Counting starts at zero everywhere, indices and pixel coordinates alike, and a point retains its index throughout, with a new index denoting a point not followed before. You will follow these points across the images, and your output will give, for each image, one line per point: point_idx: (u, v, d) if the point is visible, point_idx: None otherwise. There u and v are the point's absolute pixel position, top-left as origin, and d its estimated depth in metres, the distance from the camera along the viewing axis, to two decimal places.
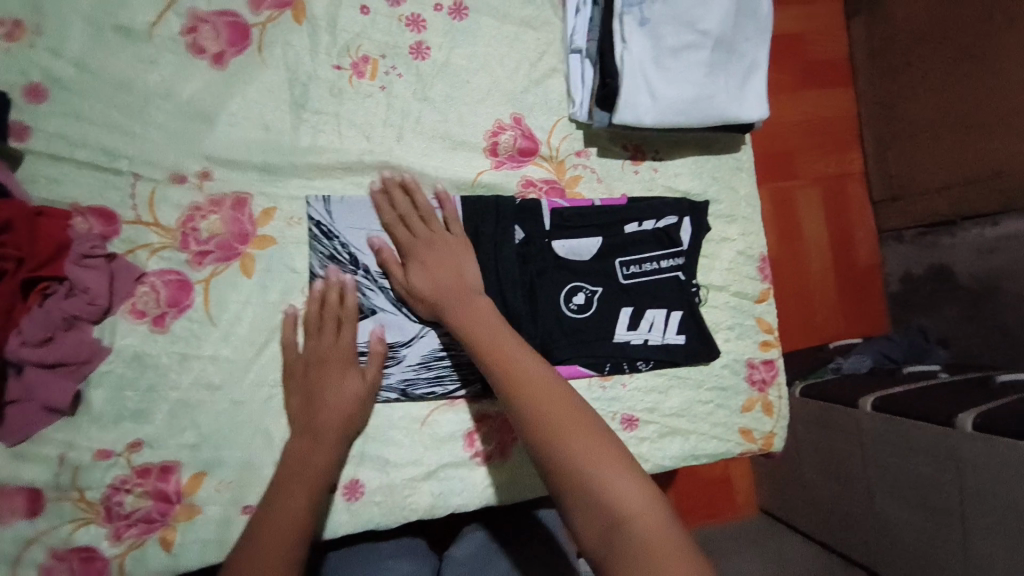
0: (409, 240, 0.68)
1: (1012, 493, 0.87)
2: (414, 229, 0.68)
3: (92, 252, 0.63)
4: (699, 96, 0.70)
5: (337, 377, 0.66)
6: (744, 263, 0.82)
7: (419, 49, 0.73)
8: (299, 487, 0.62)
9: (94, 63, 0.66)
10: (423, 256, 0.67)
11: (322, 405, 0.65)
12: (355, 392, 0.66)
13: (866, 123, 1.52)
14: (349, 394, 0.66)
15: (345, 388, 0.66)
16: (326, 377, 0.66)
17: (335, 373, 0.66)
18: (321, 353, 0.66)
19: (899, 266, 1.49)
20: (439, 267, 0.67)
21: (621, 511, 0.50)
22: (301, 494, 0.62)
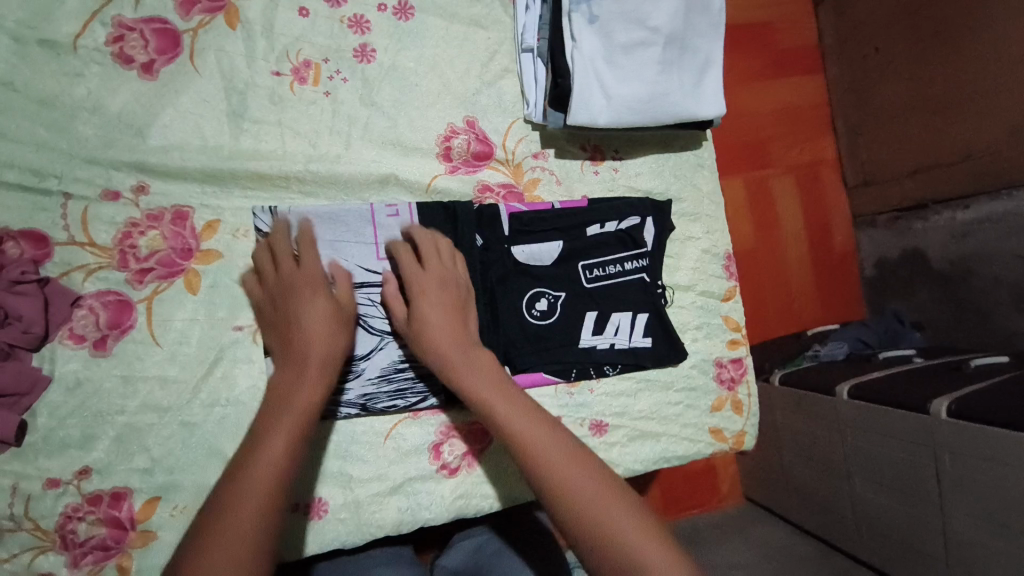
0: (419, 272, 0.65)
1: (991, 478, 0.88)
2: (425, 261, 0.66)
3: (23, 277, 0.60)
4: (654, 94, 0.69)
5: (299, 301, 0.62)
6: (710, 261, 0.81)
7: (363, 52, 0.71)
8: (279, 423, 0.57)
9: (14, 77, 0.62)
10: (431, 291, 0.64)
11: (297, 330, 0.61)
12: (322, 311, 0.62)
13: (837, 110, 1.51)
14: (322, 316, 0.61)
15: (308, 313, 0.61)
16: (294, 300, 0.62)
17: (299, 294, 0.62)
18: (285, 283, 0.62)
19: (874, 252, 1.49)
20: (447, 306, 0.64)
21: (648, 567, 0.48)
22: (278, 436, 0.57)
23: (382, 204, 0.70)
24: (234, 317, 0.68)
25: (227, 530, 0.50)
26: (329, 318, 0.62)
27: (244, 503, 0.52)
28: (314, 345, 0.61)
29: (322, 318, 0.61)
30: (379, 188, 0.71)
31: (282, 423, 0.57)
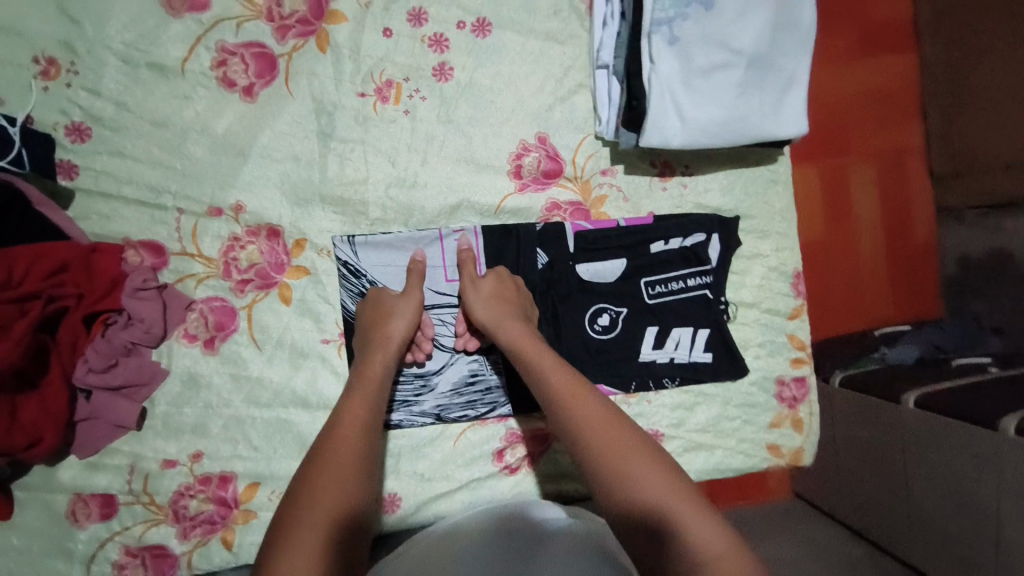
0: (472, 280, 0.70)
1: None
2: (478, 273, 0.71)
3: (144, 284, 0.68)
4: (731, 118, 0.68)
5: (388, 313, 0.68)
6: (776, 279, 0.80)
7: (441, 70, 0.73)
8: (359, 398, 0.62)
9: (131, 101, 0.69)
10: (486, 291, 0.69)
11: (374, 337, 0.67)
12: (406, 328, 0.67)
13: (929, 91, 1.36)
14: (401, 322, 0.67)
15: (394, 324, 0.67)
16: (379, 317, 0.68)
17: (389, 309, 0.68)
18: (381, 300, 0.69)
19: (956, 249, 1.36)
20: (501, 301, 0.68)
21: (712, 565, 0.49)
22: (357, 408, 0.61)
23: (449, 229, 0.73)
24: (320, 328, 0.73)
25: (331, 461, 0.56)
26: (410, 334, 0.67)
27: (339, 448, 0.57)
28: (389, 343, 0.66)
29: (401, 331, 0.67)
30: (448, 215, 0.74)
31: (360, 399, 0.62)
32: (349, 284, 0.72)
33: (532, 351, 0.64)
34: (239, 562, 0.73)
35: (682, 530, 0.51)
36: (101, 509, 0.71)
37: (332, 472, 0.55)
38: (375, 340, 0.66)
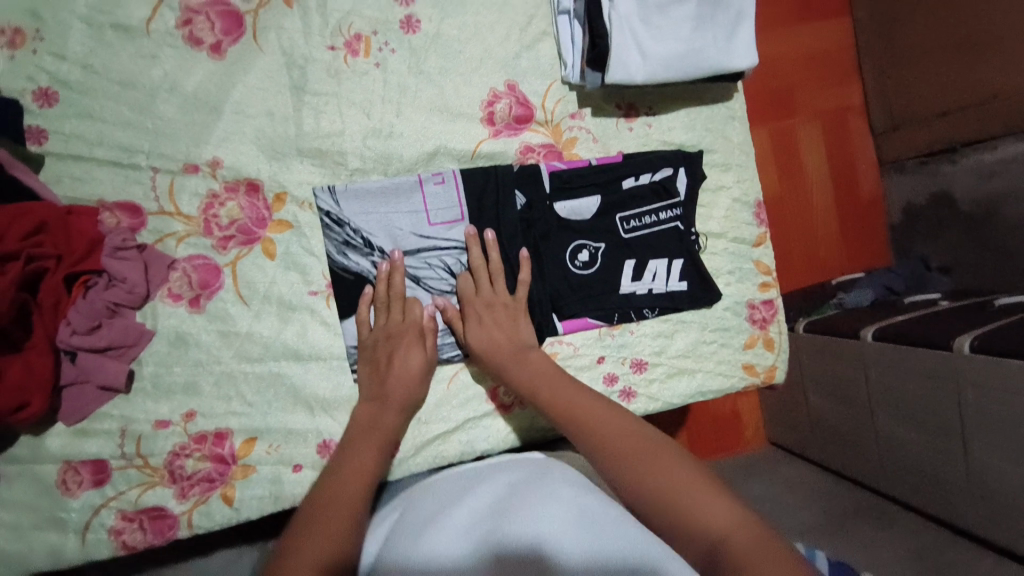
0: (473, 298, 0.75)
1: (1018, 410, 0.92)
2: (479, 285, 0.75)
3: (124, 244, 0.68)
4: (688, 50, 0.73)
5: (398, 346, 0.72)
6: (739, 209, 0.85)
7: (409, 23, 0.75)
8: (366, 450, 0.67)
9: (98, 62, 0.69)
10: (483, 316, 0.74)
11: (390, 375, 0.72)
12: (412, 363, 0.72)
13: (865, 54, 1.52)
14: (411, 364, 0.72)
15: (406, 354, 0.72)
16: (395, 352, 0.72)
17: (401, 343, 0.73)
18: (387, 336, 0.73)
19: (902, 198, 1.52)
20: (497, 327, 0.74)
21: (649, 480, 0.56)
22: (365, 453, 0.67)
23: (428, 174, 0.76)
24: (306, 279, 0.75)
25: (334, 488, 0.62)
26: (421, 368, 0.73)
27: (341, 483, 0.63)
28: (401, 375, 0.72)
29: (412, 366, 0.72)
30: (427, 162, 0.76)
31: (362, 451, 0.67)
32: (333, 233, 0.74)
33: (531, 372, 0.71)
34: (239, 518, 0.73)
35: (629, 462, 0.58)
36: (93, 476, 0.70)
37: (338, 492, 0.61)
38: (388, 381, 0.72)
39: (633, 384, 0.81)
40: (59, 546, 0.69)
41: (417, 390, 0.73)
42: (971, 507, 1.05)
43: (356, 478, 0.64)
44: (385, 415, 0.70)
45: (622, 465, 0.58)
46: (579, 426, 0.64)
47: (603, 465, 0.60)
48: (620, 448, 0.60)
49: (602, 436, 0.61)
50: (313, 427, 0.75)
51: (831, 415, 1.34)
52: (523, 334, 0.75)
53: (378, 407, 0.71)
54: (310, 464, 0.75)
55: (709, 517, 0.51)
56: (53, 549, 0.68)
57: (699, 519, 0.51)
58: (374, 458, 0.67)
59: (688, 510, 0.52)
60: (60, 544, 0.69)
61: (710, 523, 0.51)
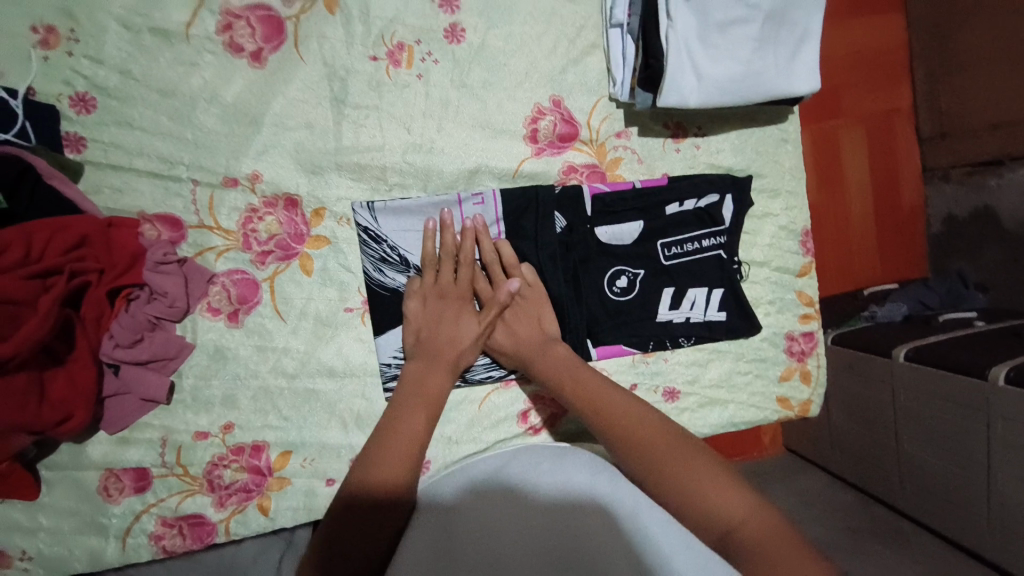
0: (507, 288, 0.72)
1: None
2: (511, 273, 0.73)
3: (166, 259, 0.67)
4: (747, 73, 0.69)
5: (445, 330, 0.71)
6: (786, 238, 0.82)
7: (454, 33, 0.72)
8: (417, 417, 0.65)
9: (136, 69, 0.67)
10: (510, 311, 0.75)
11: (437, 335, 0.71)
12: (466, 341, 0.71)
13: (917, 55, 1.45)
14: (461, 332, 0.71)
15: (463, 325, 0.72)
16: (442, 315, 0.72)
17: (450, 324, 0.71)
18: (440, 296, 0.72)
19: (943, 209, 1.46)
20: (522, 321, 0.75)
21: (624, 429, 0.62)
22: (416, 425, 0.64)
23: (467, 193, 0.73)
24: (343, 296, 0.74)
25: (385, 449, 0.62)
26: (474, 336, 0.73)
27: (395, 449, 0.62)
28: (444, 352, 0.70)
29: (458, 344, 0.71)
30: (467, 179, 0.74)
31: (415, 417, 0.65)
32: (370, 249, 0.73)
33: (550, 361, 0.71)
34: (273, 527, 0.75)
35: (609, 417, 0.63)
36: (135, 483, 0.72)
37: (386, 476, 0.59)
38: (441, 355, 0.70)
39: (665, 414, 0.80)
40: (98, 550, 0.72)
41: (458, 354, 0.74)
42: (986, 539, 1.04)
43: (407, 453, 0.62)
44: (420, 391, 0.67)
45: (648, 466, 0.58)
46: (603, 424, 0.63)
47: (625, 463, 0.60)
48: (646, 442, 0.60)
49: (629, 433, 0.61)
50: (345, 443, 0.76)
51: (852, 431, 1.34)
52: (545, 328, 0.74)
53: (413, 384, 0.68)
54: (343, 478, 0.76)
55: (730, 513, 0.52)
56: (93, 552, 0.72)
57: (721, 512, 0.53)
58: (421, 430, 0.64)
59: (702, 510, 0.53)
60: (100, 549, 0.72)
61: (731, 520, 0.52)
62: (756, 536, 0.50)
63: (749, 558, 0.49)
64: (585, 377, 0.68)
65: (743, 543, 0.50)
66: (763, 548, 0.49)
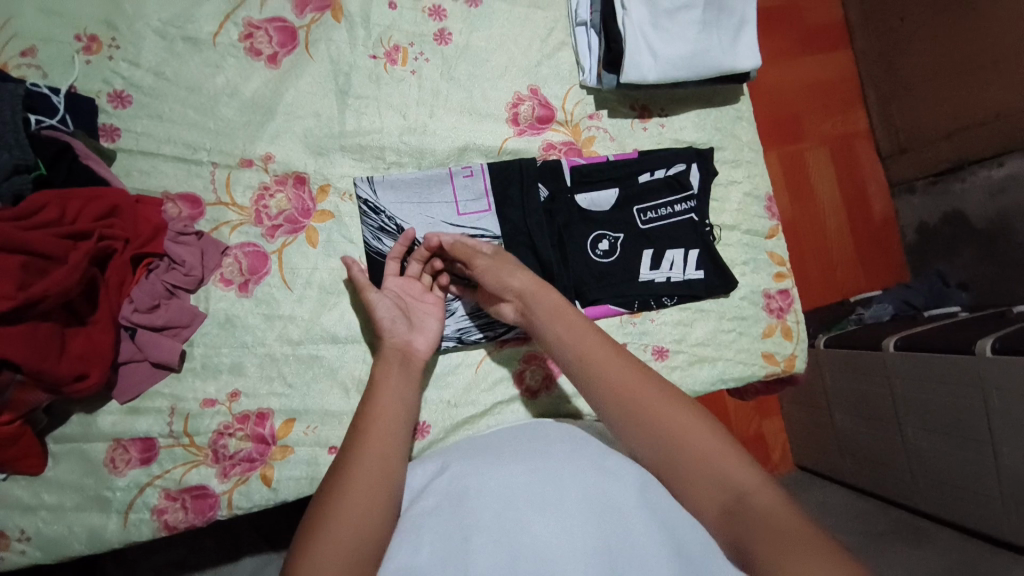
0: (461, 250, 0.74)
1: None
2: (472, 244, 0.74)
3: (185, 230, 0.74)
4: (696, 51, 0.80)
5: (384, 373, 0.68)
6: (752, 203, 0.91)
7: (442, 36, 0.83)
8: (384, 414, 0.63)
9: (167, 70, 0.76)
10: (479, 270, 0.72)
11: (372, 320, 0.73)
12: (403, 381, 0.68)
13: (866, 84, 1.60)
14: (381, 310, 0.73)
15: (378, 310, 0.72)
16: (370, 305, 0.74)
17: (387, 365, 0.69)
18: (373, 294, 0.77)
19: (913, 218, 1.55)
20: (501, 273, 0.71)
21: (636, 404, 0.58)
22: (385, 416, 0.63)
23: (458, 167, 0.82)
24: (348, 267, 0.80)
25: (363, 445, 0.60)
26: (396, 311, 0.73)
27: (371, 442, 0.60)
28: (388, 396, 0.65)
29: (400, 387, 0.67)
30: (457, 156, 0.83)
31: (387, 412, 0.64)
32: (369, 220, 0.80)
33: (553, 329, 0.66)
34: (277, 499, 0.75)
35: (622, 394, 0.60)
36: (141, 454, 0.73)
37: (360, 467, 0.57)
38: (383, 350, 0.71)
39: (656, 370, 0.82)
40: (100, 527, 0.71)
41: (416, 336, 0.73)
42: (1004, 517, 1.01)
43: (371, 500, 0.55)
44: (374, 442, 0.60)
45: (659, 434, 0.57)
46: (613, 385, 0.60)
47: (632, 429, 0.58)
48: (659, 417, 0.57)
49: (642, 398, 0.59)
50: (349, 409, 0.78)
51: (855, 431, 1.33)
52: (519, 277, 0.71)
53: (363, 432, 0.61)
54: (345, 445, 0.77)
55: (739, 482, 0.52)
56: (93, 530, 0.70)
57: (733, 484, 0.53)
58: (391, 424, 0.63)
59: (710, 484, 0.53)
60: (101, 526, 0.71)
61: (741, 487, 0.52)
62: (765, 508, 0.50)
63: (758, 521, 0.49)
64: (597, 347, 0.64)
65: (751, 510, 0.50)
66: (773, 516, 0.49)
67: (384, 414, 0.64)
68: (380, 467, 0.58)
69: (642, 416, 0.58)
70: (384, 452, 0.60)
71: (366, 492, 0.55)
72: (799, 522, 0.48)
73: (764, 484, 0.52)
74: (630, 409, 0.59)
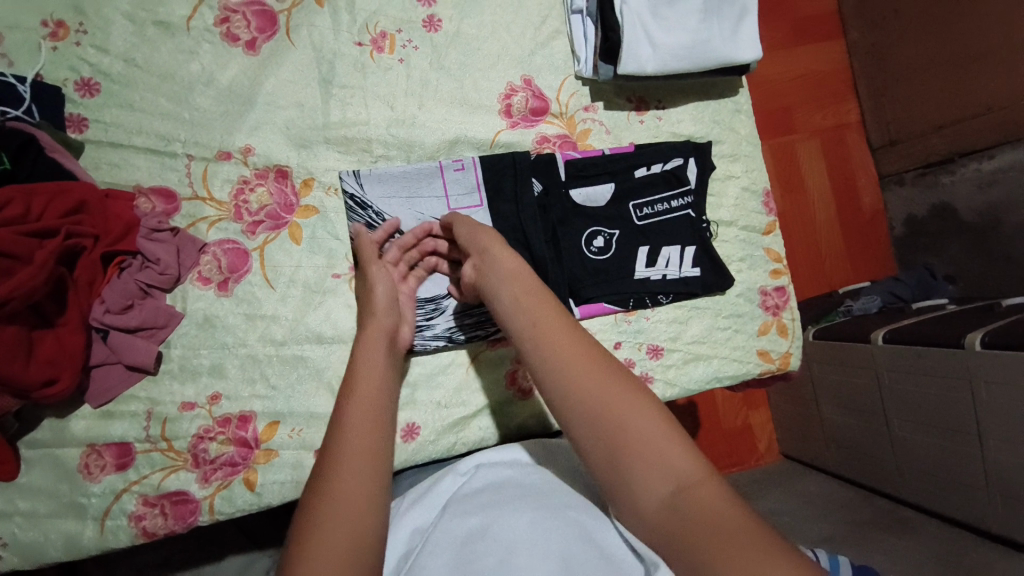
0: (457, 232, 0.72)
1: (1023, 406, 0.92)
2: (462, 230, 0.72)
3: (159, 226, 0.70)
4: (695, 41, 0.78)
5: (374, 365, 0.65)
6: (749, 198, 0.89)
7: (431, 22, 0.80)
8: (374, 416, 0.60)
9: (138, 56, 0.72)
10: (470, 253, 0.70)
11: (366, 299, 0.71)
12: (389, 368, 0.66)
13: (859, 76, 1.58)
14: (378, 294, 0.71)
15: (376, 288, 0.71)
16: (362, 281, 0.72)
17: (373, 348, 0.66)
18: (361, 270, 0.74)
19: (903, 211, 1.55)
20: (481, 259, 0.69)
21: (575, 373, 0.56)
22: (375, 416, 0.60)
23: (448, 160, 0.79)
24: (332, 265, 0.77)
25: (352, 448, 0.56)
26: (393, 293, 0.72)
27: (362, 444, 0.57)
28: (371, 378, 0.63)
29: (386, 378, 0.64)
30: (447, 149, 0.80)
31: (376, 411, 0.60)
32: (356, 215, 0.76)
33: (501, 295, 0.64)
34: (260, 504, 0.73)
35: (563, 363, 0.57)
36: (117, 460, 0.70)
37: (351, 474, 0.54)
38: (368, 331, 0.68)
39: (650, 370, 0.81)
40: (76, 534, 0.68)
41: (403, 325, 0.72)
42: (991, 510, 1.02)
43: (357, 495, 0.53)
44: (364, 444, 0.57)
45: (596, 419, 0.54)
46: (553, 360, 0.57)
47: (573, 416, 0.55)
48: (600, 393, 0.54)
49: (588, 386, 0.55)
50: (335, 411, 0.76)
51: (843, 424, 1.33)
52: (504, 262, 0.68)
53: (351, 431, 0.58)
54: None
55: (681, 475, 0.50)
56: (69, 537, 0.68)
57: (675, 474, 0.50)
58: (382, 425, 0.59)
59: (648, 481, 0.50)
60: (77, 532, 0.68)
61: (684, 481, 0.49)
62: (705, 505, 0.47)
63: (696, 520, 0.47)
64: (542, 314, 0.61)
65: (689, 509, 0.48)
66: (715, 513, 0.46)
67: (375, 414, 0.60)
68: (370, 474, 0.55)
69: (581, 387, 0.55)
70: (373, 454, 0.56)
71: (358, 500, 0.52)
72: (739, 519, 0.46)
73: (707, 478, 0.49)
74: (570, 387, 0.56)
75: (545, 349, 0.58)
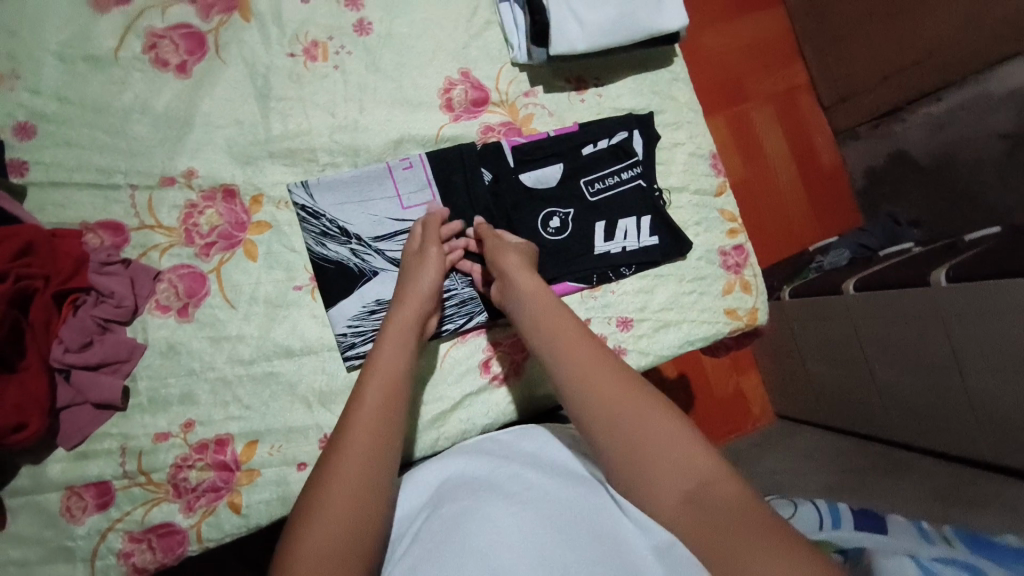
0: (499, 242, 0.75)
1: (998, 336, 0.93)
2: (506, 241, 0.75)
3: (109, 259, 0.70)
4: (620, 15, 0.79)
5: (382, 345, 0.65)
6: (697, 162, 0.90)
7: (362, 26, 0.80)
8: (373, 400, 0.60)
9: (71, 94, 0.71)
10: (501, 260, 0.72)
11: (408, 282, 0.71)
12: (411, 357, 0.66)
13: (801, 36, 1.61)
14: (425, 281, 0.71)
15: (426, 278, 0.71)
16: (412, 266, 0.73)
17: (404, 337, 0.67)
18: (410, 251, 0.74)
19: (860, 163, 1.58)
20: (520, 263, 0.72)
21: (591, 371, 0.58)
22: (372, 404, 0.59)
23: (396, 160, 0.79)
24: (292, 277, 0.76)
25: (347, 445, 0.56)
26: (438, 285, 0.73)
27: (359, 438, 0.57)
28: (388, 376, 0.62)
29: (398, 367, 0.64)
30: (394, 149, 0.80)
31: (373, 402, 0.60)
32: (310, 225, 0.76)
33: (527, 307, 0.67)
34: (249, 526, 0.71)
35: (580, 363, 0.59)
36: (97, 499, 0.69)
37: (343, 473, 0.54)
38: (402, 312, 0.68)
39: (621, 342, 0.82)
40: None
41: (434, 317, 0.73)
42: (980, 440, 1.04)
43: (359, 493, 0.53)
44: (359, 436, 0.57)
45: (615, 413, 0.55)
46: (571, 357, 0.60)
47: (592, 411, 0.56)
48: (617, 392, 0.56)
49: (609, 384, 0.57)
50: (313, 423, 0.75)
51: (828, 377, 1.35)
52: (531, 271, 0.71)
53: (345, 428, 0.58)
54: (314, 460, 0.74)
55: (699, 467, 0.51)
56: None
57: (693, 466, 0.51)
58: (378, 413, 0.59)
59: (669, 471, 0.52)
60: None
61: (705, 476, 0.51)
62: (725, 497, 0.49)
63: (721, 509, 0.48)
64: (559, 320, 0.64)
65: (713, 499, 0.49)
66: (737, 508, 0.47)
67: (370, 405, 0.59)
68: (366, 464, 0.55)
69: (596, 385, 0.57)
70: (368, 444, 0.56)
71: (350, 496, 0.52)
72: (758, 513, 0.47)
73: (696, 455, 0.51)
74: (587, 383, 0.57)
75: (563, 353, 0.60)
